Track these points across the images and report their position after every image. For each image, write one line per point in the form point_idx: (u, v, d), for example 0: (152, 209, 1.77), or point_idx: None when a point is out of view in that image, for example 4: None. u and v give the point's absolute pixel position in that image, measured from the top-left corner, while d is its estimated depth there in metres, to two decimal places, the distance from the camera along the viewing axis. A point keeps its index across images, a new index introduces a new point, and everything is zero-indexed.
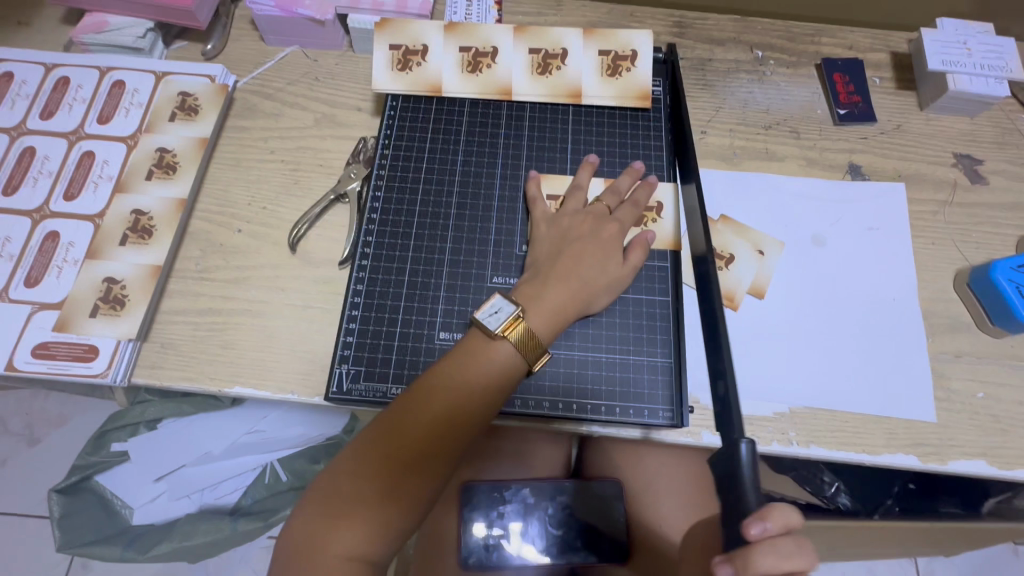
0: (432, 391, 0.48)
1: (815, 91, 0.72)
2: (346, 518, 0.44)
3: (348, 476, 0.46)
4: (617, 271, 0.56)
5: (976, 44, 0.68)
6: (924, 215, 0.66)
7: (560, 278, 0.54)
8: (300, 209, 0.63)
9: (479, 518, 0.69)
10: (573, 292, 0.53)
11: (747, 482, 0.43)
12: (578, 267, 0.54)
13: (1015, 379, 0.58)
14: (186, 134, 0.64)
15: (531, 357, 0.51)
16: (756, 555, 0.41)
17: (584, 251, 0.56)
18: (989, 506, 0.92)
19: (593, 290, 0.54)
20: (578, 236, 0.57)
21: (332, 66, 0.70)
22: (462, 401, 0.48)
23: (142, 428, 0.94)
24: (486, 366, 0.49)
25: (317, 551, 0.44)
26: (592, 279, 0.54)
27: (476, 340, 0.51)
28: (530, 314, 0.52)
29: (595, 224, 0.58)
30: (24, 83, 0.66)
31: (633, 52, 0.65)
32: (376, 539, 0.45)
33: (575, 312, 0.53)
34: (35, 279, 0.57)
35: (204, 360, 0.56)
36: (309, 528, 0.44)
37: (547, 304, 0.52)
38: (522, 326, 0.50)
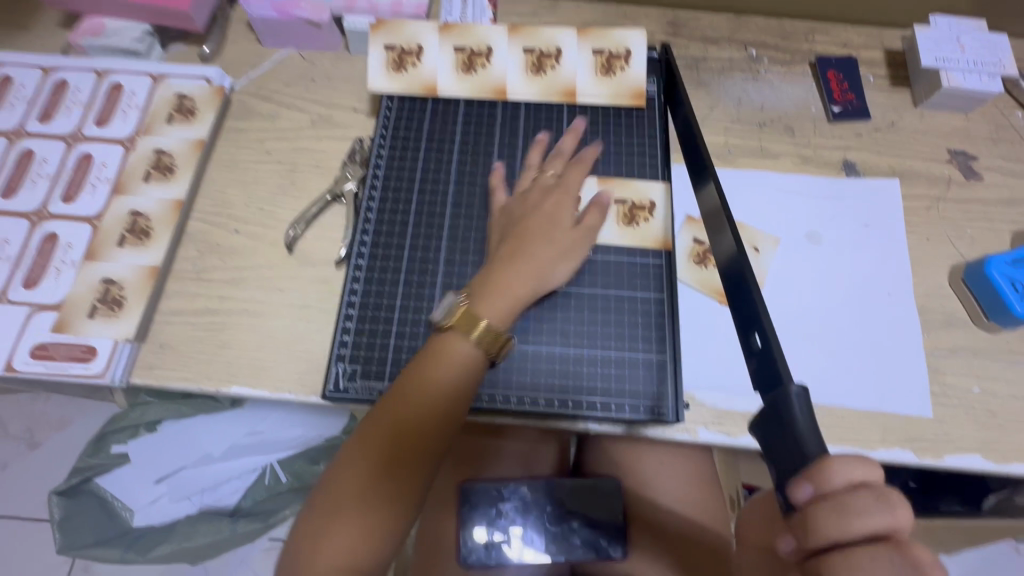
0: (402, 390, 0.49)
1: (809, 89, 0.72)
2: (342, 516, 0.44)
3: (343, 475, 0.46)
4: (565, 252, 0.56)
5: (969, 41, 0.68)
6: (919, 211, 0.66)
7: (509, 260, 0.54)
8: (297, 209, 0.63)
9: (476, 520, 0.68)
10: (521, 278, 0.53)
11: (804, 429, 0.35)
12: (526, 253, 0.54)
13: (1012, 374, 0.58)
14: (183, 136, 0.65)
15: (491, 345, 0.50)
16: (822, 520, 0.33)
17: (534, 235, 0.56)
18: (990, 502, 0.94)
19: (545, 271, 0.54)
20: (526, 226, 0.57)
21: (328, 67, 0.71)
22: (434, 397, 0.48)
23: (141, 431, 0.92)
24: (451, 362, 0.49)
25: (313, 556, 0.44)
26: (542, 260, 0.54)
27: (434, 339, 0.51)
28: (481, 300, 0.52)
29: (550, 210, 0.58)
30: (22, 86, 0.67)
31: (627, 52, 0.66)
32: (374, 534, 0.45)
33: (530, 295, 0.53)
34: (34, 280, 0.57)
35: (201, 360, 0.56)
36: (309, 530, 0.45)
37: (495, 285, 0.52)
38: (467, 312, 0.51)
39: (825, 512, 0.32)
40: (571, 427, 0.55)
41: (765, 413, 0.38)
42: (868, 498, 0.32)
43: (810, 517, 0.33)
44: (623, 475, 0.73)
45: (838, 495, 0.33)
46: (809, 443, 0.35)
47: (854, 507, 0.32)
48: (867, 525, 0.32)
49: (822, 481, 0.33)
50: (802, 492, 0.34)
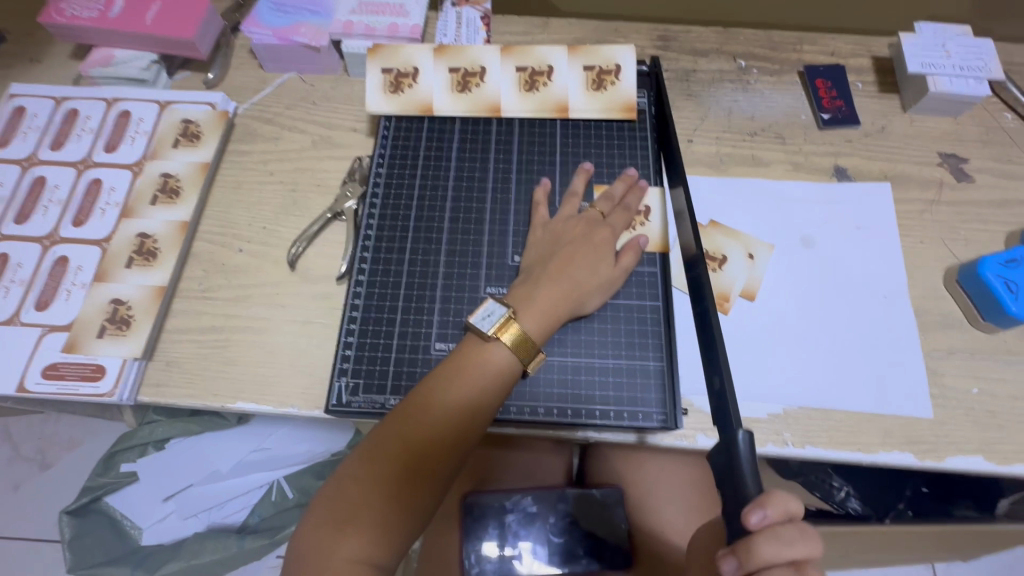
0: (430, 397, 0.49)
1: (799, 98, 0.74)
2: (352, 523, 0.45)
3: (354, 481, 0.46)
4: (610, 271, 0.57)
5: (954, 47, 0.70)
6: (912, 214, 0.67)
7: (552, 279, 0.55)
8: (299, 228, 0.65)
9: (490, 534, 0.69)
10: (564, 292, 0.55)
11: (746, 471, 0.42)
12: (570, 269, 0.56)
13: (1010, 373, 0.58)
14: (188, 159, 0.67)
15: (525, 357, 0.52)
16: (759, 546, 0.39)
17: (576, 253, 0.57)
18: (1004, 506, 0.95)
19: (585, 291, 0.56)
20: (571, 240, 0.58)
21: (328, 90, 0.73)
22: (460, 407, 0.49)
23: (150, 448, 0.95)
24: (481, 374, 0.50)
25: (324, 554, 0.44)
26: (583, 280, 0.56)
27: (472, 345, 0.52)
28: (524, 315, 0.53)
29: (589, 228, 0.59)
30: (35, 117, 0.69)
31: (617, 67, 0.68)
32: (381, 541, 0.45)
33: (568, 313, 0.55)
34: (45, 302, 0.59)
35: (207, 377, 0.57)
36: (318, 535, 0.45)
37: (538, 305, 0.54)
38: (513, 327, 0.52)
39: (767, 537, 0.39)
40: (570, 437, 0.56)
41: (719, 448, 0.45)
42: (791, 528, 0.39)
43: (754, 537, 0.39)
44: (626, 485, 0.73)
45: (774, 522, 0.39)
46: (750, 483, 0.42)
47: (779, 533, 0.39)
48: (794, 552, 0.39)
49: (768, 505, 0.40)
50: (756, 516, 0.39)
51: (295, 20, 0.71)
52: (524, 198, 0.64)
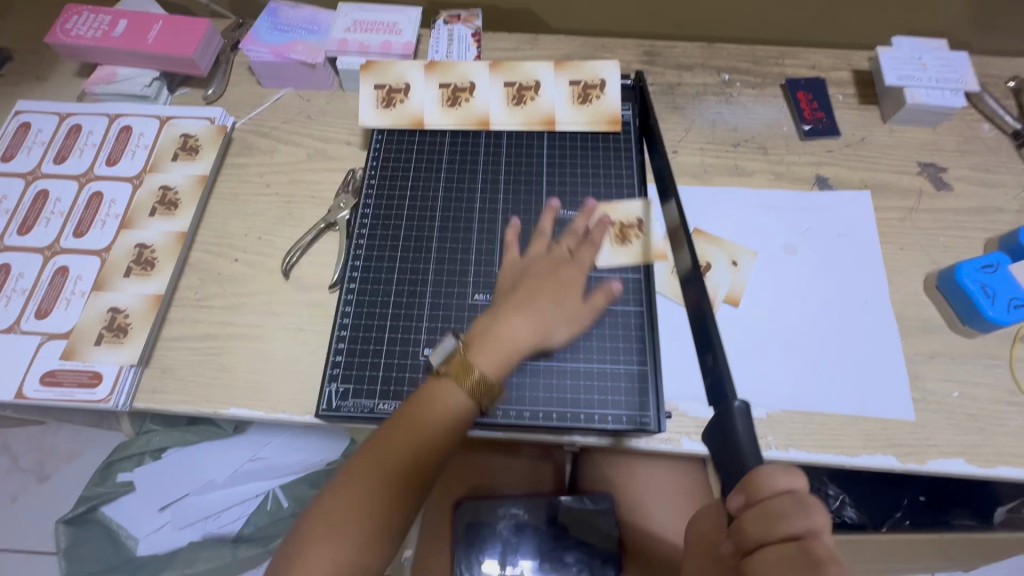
0: (408, 420, 0.50)
1: (781, 110, 0.76)
2: (339, 536, 0.46)
3: (345, 496, 0.47)
4: (572, 308, 0.56)
5: (930, 60, 0.72)
6: (892, 222, 0.68)
7: (514, 313, 0.54)
8: (293, 238, 0.66)
9: (488, 553, 0.70)
10: (523, 329, 0.53)
11: (745, 439, 0.37)
12: (529, 306, 0.55)
13: (990, 377, 0.59)
14: (187, 172, 0.69)
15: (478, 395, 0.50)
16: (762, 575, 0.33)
17: (538, 292, 0.56)
18: (1001, 515, 0.95)
19: (549, 325, 0.55)
20: (535, 277, 0.57)
21: (323, 105, 0.76)
22: (438, 430, 0.50)
23: (148, 457, 0.96)
24: (454, 397, 0.50)
25: (309, 569, 0.45)
26: (547, 314, 0.55)
27: (432, 380, 0.51)
28: (479, 352, 0.52)
29: (554, 264, 0.59)
30: (40, 132, 0.72)
31: (602, 82, 0.70)
32: (368, 551, 0.47)
33: (528, 348, 0.54)
34: (45, 310, 0.61)
35: (201, 384, 0.58)
36: (303, 550, 0.46)
37: (493, 342, 0.52)
38: (461, 359, 0.51)
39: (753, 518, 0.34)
40: (557, 440, 0.57)
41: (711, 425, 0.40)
42: (789, 503, 0.33)
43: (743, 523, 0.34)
44: (615, 490, 0.73)
45: (764, 501, 0.34)
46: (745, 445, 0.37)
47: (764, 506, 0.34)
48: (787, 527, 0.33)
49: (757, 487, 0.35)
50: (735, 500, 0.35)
51: (292, 38, 0.73)
52: (512, 209, 0.66)
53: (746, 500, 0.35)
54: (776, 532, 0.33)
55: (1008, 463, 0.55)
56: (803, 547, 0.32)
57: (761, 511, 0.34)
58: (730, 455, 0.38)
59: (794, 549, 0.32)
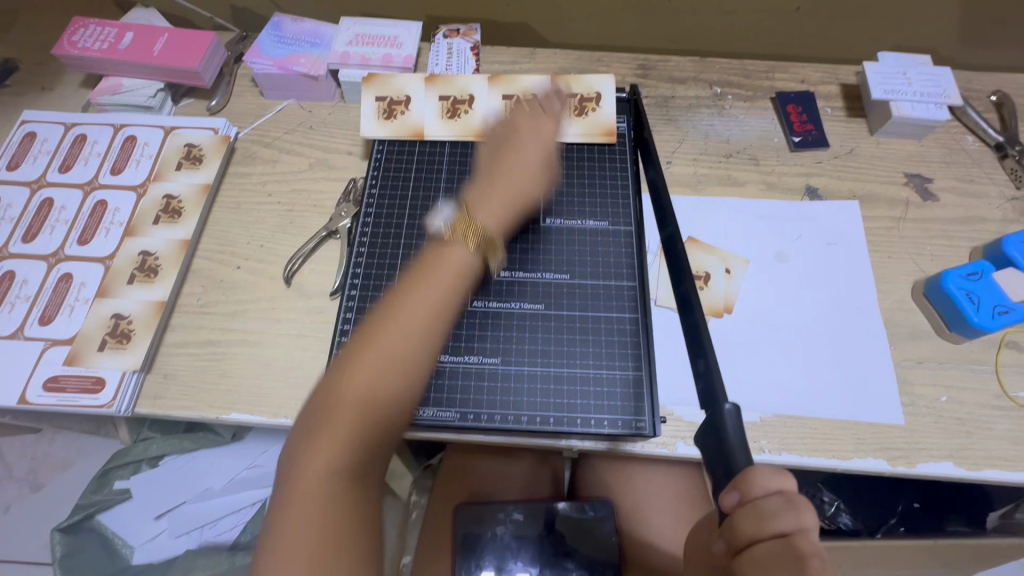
0: (396, 262, 0.52)
1: (771, 122, 0.78)
2: (326, 435, 0.46)
3: (331, 393, 0.47)
4: (529, 188, 0.62)
5: (914, 75, 0.74)
6: (880, 230, 0.70)
7: (504, 175, 0.61)
8: (295, 246, 0.68)
9: (486, 561, 0.70)
10: (512, 194, 0.61)
11: (736, 445, 0.38)
12: (517, 159, 0.63)
13: (976, 382, 0.61)
14: (190, 181, 0.70)
15: (484, 253, 0.56)
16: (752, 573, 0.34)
17: (526, 147, 0.64)
18: (994, 520, 0.97)
19: (527, 195, 0.62)
20: (522, 133, 0.65)
21: (325, 115, 0.77)
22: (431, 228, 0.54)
23: (144, 465, 0.97)
24: (461, 229, 0.55)
25: (307, 462, 0.45)
26: (528, 179, 0.62)
27: (431, 248, 0.54)
28: (480, 210, 0.58)
29: (534, 118, 0.67)
30: (45, 141, 0.73)
31: (598, 94, 0.72)
32: (358, 449, 0.46)
33: (524, 194, 0.62)
34: (49, 316, 0.61)
35: (203, 389, 0.59)
36: (300, 446, 0.46)
37: (492, 200, 0.59)
38: (472, 223, 0.56)
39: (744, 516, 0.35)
40: (554, 445, 0.57)
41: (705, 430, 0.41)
42: (778, 502, 0.34)
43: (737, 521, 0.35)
44: (614, 498, 0.74)
45: (755, 501, 0.35)
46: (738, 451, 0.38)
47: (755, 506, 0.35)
48: (777, 525, 0.34)
49: (749, 487, 0.36)
50: (729, 498, 0.36)
51: (294, 51, 0.75)
52: None
53: (739, 498, 0.35)
54: (765, 530, 0.34)
55: (995, 466, 0.56)
56: (789, 543, 0.33)
57: (753, 509, 0.34)
58: (723, 458, 0.39)
59: (780, 546, 0.33)
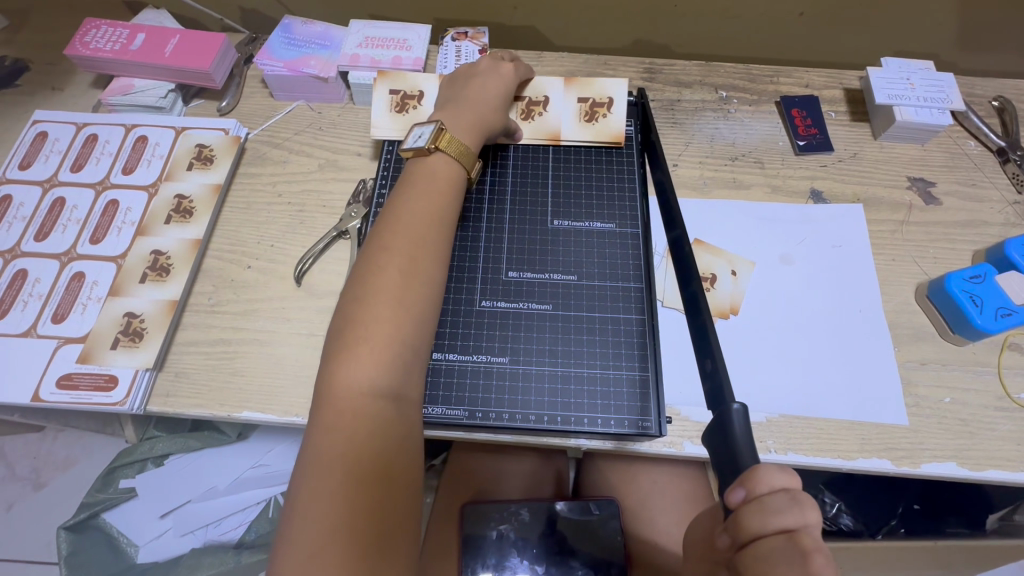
0: (378, 245, 0.54)
1: (776, 126, 0.79)
2: (356, 355, 0.48)
3: (359, 318, 0.50)
4: (495, 99, 0.67)
5: (918, 80, 0.75)
6: (884, 233, 0.71)
7: (464, 106, 0.65)
8: (305, 246, 0.68)
9: (492, 558, 0.70)
10: (474, 121, 0.64)
11: (741, 443, 0.38)
12: (476, 95, 0.66)
13: (979, 384, 0.61)
14: (202, 181, 0.71)
15: (467, 162, 0.62)
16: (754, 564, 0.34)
17: (485, 82, 0.67)
18: (992, 522, 0.98)
19: (490, 123, 0.66)
20: (479, 82, 0.67)
21: (334, 117, 0.78)
22: (424, 215, 0.57)
23: (150, 464, 0.97)
24: (445, 165, 0.61)
25: (340, 385, 0.48)
26: (486, 101, 0.66)
27: (416, 161, 0.62)
28: (452, 129, 0.63)
29: (491, 65, 0.69)
30: (57, 141, 0.73)
31: (610, 100, 0.72)
32: (387, 367, 0.49)
33: (478, 121, 0.64)
34: (62, 314, 0.62)
35: (215, 387, 0.60)
36: (328, 373, 0.48)
37: (461, 116, 0.64)
38: (447, 136, 0.62)
39: (749, 512, 0.35)
40: (562, 444, 0.58)
41: (711, 426, 0.40)
42: (783, 499, 0.34)
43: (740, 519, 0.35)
44: (619, 496, 0.75)
45: (760, 497, 0.35)
46: (744, 449, 0.37)
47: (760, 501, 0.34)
48: (781, 521, 0.34)
49: (753, 484, 0.35)
50: (735, 494, 0.35)
51: (305, 53, 0.76)
52: (518, 219, 0.68)
53: (744, 495, 0.35)
54: (770, 525, 0.34)
55: (997, 467, 0.57)
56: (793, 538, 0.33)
57: (757, 505, 0.34)
58: (729, 454, 0.38)
59: (783, 541, 0.33)
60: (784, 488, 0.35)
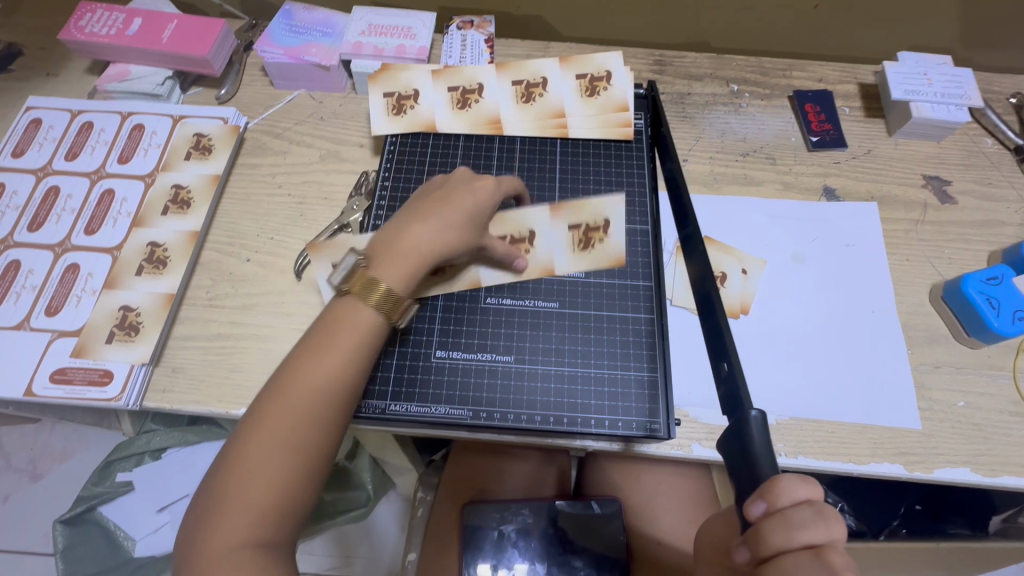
0: (269, 405, 0.44)
1: (788, 121, 0.77)
2: (319, 356, 0.46)
3: (333, 323, 0.47)
4: (463, 216, 0.52)
5: (935, 75, 0.73)
6: (898, 233, 0.69)
7: (418, 220, 0.51)
8: (305, 239, 0.66)
9: (493, 556, 0.70)
10: (429, 239, 0.50)
11: (761, 452, 0.36)
12: (441, 204, 0.52)
13: (994, 388, 0.60)
14: (199, 172, 0.69)
15: (389, 311, 0.48)
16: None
17: (451, 192, 0.53)
18: (996, 525, 0.97)
19: (449, 243, 0.51)
20: (448, 185, 0.55)
21: (336, 107, 0.76)
22: (319, 372, 0.45)
23: (147, 457, 0.95)
24: (357, 317, 0.47)
25: (293, 383, 0.45)
26: (449, 228, 0.51)
27: (337, 304, 0.48)
28: (379, 263, 0.49)
29: (470, 175, 0.56)
30: (51, 128, 0.71)
31: (608, 73, 0.72)
32: (340, 378, 0.45)
33: (432, 258, 0.50)
34: (56, 307, 0.60)
35: (213, 383, 0.58)
36: (291, 366, 0.46)
37: (398, 252, 0.49)
38: (365, 278, 0.48)
39: (773, 527, 0.33)
40: (567, 445, 0.56)
41: (727, 433, 0.39)
42: (808, 514, 0.33)
43: (763, 532, 0.33)
44: (623, 496, 0.74)
45: (783, 511, 0.33)
46: (765, 461, 0.36)
47: (785, 515, 0.33)
48: (807, 536, 0.33)
49: (774, 497, 0.34)
50: (756, 508, 0.34)
51: (306, 40, 0.73)
52: None
53: (766, 509, 0.34)
54: (794, 540, 0.33)
55: (1011, 473, 0.56)
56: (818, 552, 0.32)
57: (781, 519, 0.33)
58: (747, 463, 0.36)
59: (808, 557, 0.32)
60: (807, 501, 0.34)
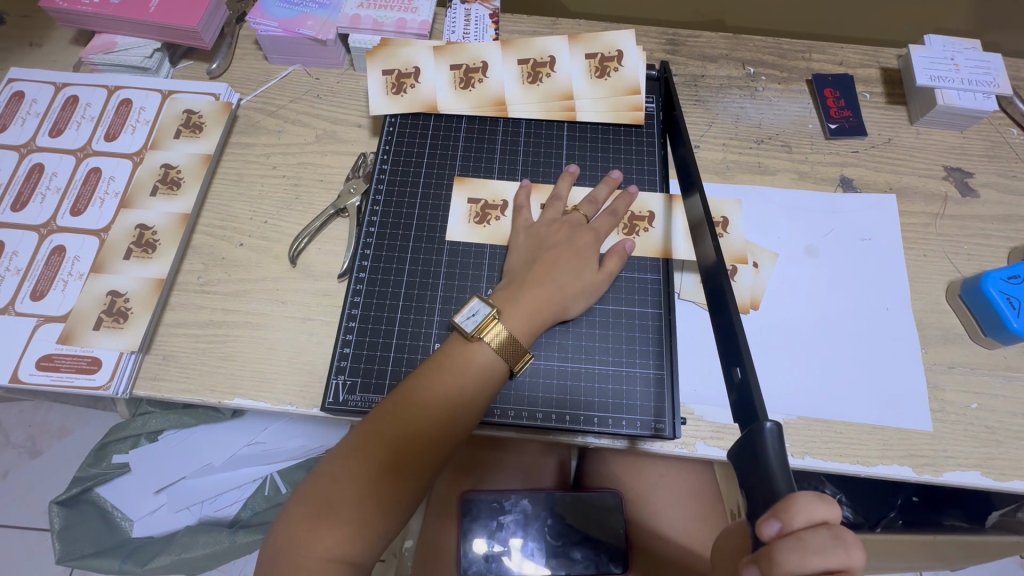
0: (394, 421, 0.48)
1: (806, 107, 0.73)
2: (438, 389, 0.49)
3: (452, 362, 0.50)
4: (593, 274, 0.56)
5: (963, 60, 0.69)
6: (915, 227, 0.66)
7: (536, 280, 0.55)
8: (300, 224, 0.64)
9: (490, 544, 0.69)
10: (547, 296, 0.54)
11: (775, 467, 0.35)
12: (553, 271, 0.55)
13: (1008, 390, 0.58)
14: (190, 150, 0.66)
15: (513, 360, 0.51)
16: None
17: (560, 257, 0.56)
18: (993, 519, 0.91)
19: (568, 294, 0.55)
20: (554, 244, 0.58)
21: (333, 84, 0.72)
22: (438, 404, 0.49)
23: (143, 440, 0.95)
24: (481, 359, 0.50)
25: (411, 411, 0.48)
26: (567, 283, 0.55)
27: (454, 345, 0.52)
28: (508, 316, 0.53)
29: (571, 232, 0.59)
30: (34, 103, 0.68)
31: (619, 53, 0.68)
32: (451, 416, 0.49)
33: (551, 315, 0.54)
34: (41, 292, 0.58)
35: (205, 372, 0.57)
36: (411, 394, 0.49)
37: (520, 309, 0.53)
38: (496, 327, 0.51)
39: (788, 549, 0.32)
40: (569, 442, 0.55)
41: (739, 445, 0.38)
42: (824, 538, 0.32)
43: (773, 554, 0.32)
44: (623, 488, 0.73)
45: (798, 532, 0.32)
46: (780, 478, 0.34)
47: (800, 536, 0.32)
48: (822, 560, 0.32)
49: (789, 517, 0.33)
50: (769, 528, 0.33)
51: (301, 12, 0.69)
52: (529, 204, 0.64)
53: (780, 530, 0.33)
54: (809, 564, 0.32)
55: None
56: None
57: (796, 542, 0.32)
58: (760, 479, 0.35)
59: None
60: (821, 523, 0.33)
